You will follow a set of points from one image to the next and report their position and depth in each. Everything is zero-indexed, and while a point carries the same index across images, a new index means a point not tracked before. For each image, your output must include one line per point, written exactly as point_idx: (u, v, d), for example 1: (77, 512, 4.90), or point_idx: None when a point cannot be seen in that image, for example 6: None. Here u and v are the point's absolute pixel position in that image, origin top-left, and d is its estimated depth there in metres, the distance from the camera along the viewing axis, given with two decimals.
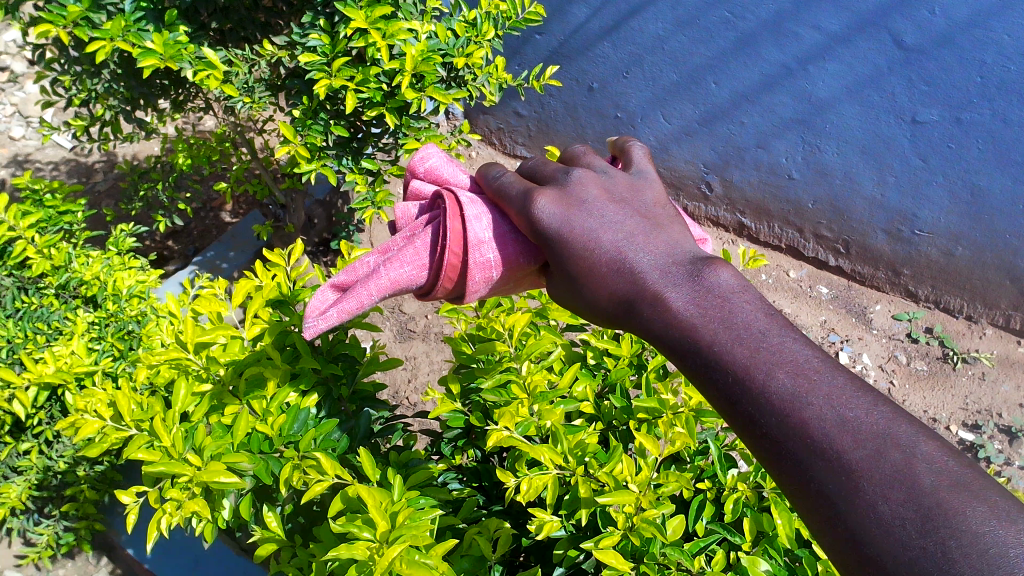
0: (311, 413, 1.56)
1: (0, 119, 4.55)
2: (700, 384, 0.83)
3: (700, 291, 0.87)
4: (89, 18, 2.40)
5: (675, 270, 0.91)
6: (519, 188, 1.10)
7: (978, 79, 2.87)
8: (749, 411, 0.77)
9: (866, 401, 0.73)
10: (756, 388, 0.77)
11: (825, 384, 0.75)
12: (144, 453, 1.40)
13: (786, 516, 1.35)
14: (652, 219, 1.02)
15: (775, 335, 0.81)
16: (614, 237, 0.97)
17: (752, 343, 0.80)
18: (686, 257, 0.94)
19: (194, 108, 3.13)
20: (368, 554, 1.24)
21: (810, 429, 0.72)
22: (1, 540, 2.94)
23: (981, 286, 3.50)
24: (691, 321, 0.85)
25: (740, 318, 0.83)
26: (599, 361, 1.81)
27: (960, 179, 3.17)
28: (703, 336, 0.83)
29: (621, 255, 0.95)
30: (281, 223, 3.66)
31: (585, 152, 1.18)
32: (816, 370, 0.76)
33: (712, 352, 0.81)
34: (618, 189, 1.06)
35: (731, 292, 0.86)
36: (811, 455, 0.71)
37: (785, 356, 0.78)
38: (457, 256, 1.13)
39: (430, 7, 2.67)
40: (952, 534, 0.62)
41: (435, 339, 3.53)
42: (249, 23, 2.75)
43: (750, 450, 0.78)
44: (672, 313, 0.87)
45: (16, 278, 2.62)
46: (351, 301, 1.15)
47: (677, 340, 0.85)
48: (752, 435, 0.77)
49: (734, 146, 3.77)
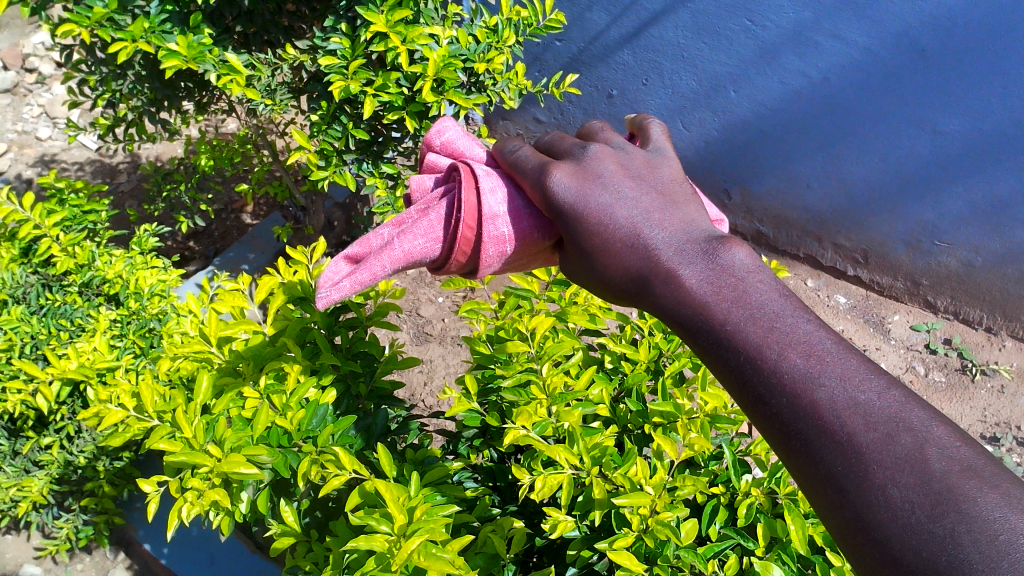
0: (329, 409, 1.57)
1: (28, 119, 4.63)
2: (712, 362, 0.85)
3: (713, 270, 0.88)
4: (116, 20, 2.44)
5: (690, 248, 0.92)
6: (535, 163, 1.11)
7: (999, 89, 2.86)
8: (759, 391, 0.78)
9: (880, 382, 0.74)
10: (768, 367, 0.78)
11: (837, 365, 0.76)
12: (166, 444, 1.43)
13: (800, 522, 1.34)
14: (668, 196, 1.03)
15: (789, 316, 0.82)
16: (629, 214, 0.98)
17: (765, 323, 0.81)
18: (702, 235, 0.95)
19: (217, 110, 3.17)
20: (386, 547, 1.26)
21: (821, 410, 0.73)
22: (21, 533, 2.99)
23: (1001, 298, 3.48)
24: (704, 299, 0.86)
25: (753, 299, 0.84)
26: (616, 365, 1.82)
27: (979, 190, 3.16)
28: (715, 315, 0.84)
29: (636, 231, 0.97)
30: (301, 225, 3.71)
31: (604, 129, 1.20)
32: (829, 351, 0.77)
33: (726, 332, 0.82)
34: (635, 165, 1.07)
35: (746, 272, 0.87)
36: (822, 436, 0.72)
37: (799, 336, 0.79)
38: (472, 230, 1.15)
39: (451, 14, 2.70)
40: (962, 518, 0.62)
41: (451, 343, 3.56)
42: (273, 28, 2.78)
43: (760, 429, 0.80)
44: (685, 291, 0.88)
45: (41, 275, 2.68)
46: (364, 272, 1.19)
47: (690, 318, 0.86)
48: (762, 414, 0.78)
49: (752, 153, 3.78)
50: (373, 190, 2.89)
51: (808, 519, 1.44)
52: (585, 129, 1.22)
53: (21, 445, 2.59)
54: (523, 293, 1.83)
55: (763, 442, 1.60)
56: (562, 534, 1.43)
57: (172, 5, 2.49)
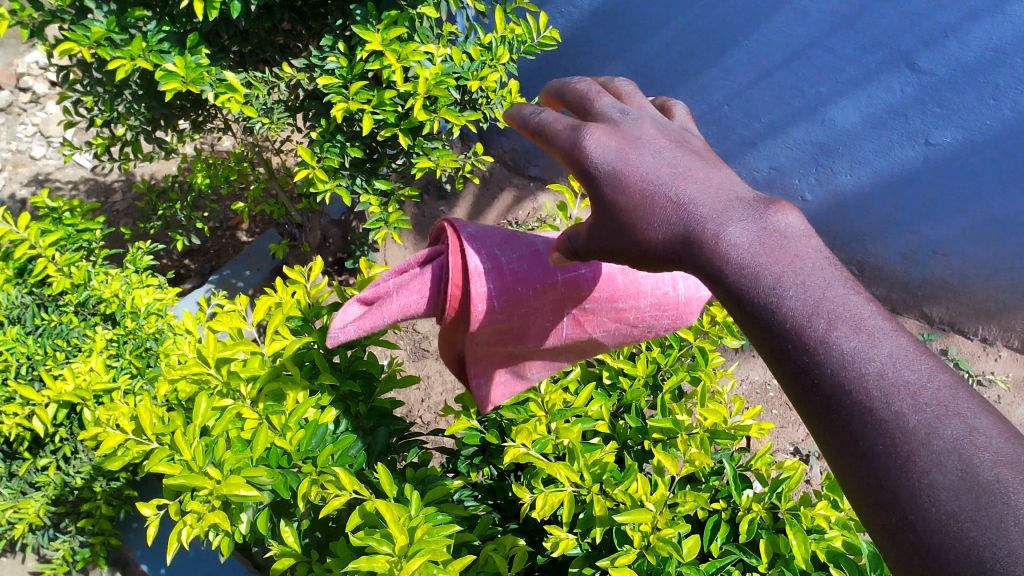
0: (327, 429, 1.58)
1: (22, 139, 4.63)
2: (745, 326, 0.80)
3: (754, 227, 0.83)
4: (113, 41, 2.43)
5: (726, 203, 0.88)
6: (557, 112, 1.08)
7: (992, 101, 2.89)
8: (798, 358, 0.73)
9: (929, 364, 0.70)
10: (811, 333, 0.73)
11: (886, 341, 0.71)
12: (166, 465, 1.42)
13: (801, 537, 1.37)
14: (700, 156, 0.99)
15: (835, 284, 0.77)
16: (662, 166, 0.94)
17: (812, 287, 0.77)
18: (736, 190, 0.91)
19: (213, 129, 3.16)
20: (388, 567, 1.25)
21: (867, 385, 0.69)
22: (16, 554, 2.97)
23: (997, 310, 3.50)
24: (744, 256, 0.81)
25: (797, 262, 0.79)
26: (614, 381, 1.83)
27: (973, 202, 3.19)
28: (754, 272, 0.79)
29: (669, 181, 0.92)
30: (298, 242, 3.71)
31: (635, 87, 1.16)
32: (877, 324, 0.73)
33: (765, 291, 0.78)
34: (669, 127, 1.04)
35: (790, 234, 0.83)
36: (863, 412, 0.68)
37: (847, 304, 0.75)
38: (459, 290, 1.19)
39: (446, 32, 2.72)
40: (1012, 516, 0.59)
41: (449, 359, 3.56)
42: (269, 46, 2.78)
43: (790, 400, 0.75)
44: (719, 244, 0.83)
45: (36, 296, 2.67)
46: (365, 323, 1.24)
47: (722, 273, 0.82)
48: (796, 382, 0.74)
49: (747, 167, 3.79)
50: (368, 207, 2.91)
51: (810, 535, 1.43)
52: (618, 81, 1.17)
53: (18, 468, 2.57)
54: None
55: (763, 457, 1.60)
56: (564, 551, 1.43)
57: (169, 25, 2.49)
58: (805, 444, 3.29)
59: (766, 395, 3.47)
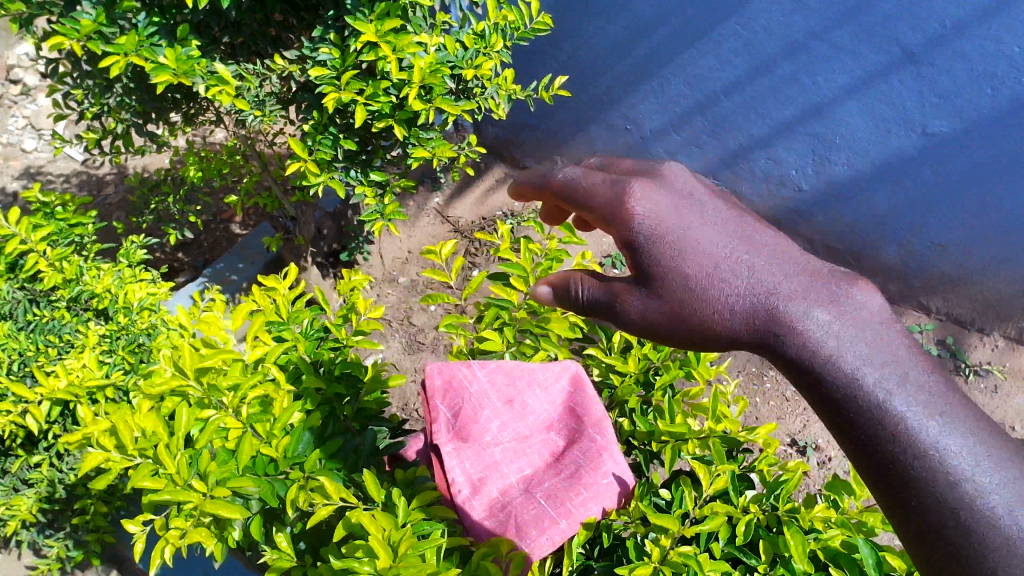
0: (313, 431, 1.62)
1: (12, 131, 4.58)
2: (847, 438, 1.21)
3: (850, 359, 1.23)
4: (102, 34, 2.40)
5: (825, 334, 1.27)
6: (657, 227, 1.42)
7: (990, 91, 2.87)
8: (890, 469, 1.15)
9: (990, 482, 1.10)
10: (906, 458, 1.14)
11: (961, 468, 1.11)
12: (151, 481, 1.39)
13: (799, 537, 1.37)
14: (788, 274, 1.37)
15: (921, 418, 1.16)
16: (763, 295, 1.34)
17: (903, 420, 1.16)
18: (834, 319, 1.29)
19: (205, 121, 3.13)
20: None
21: (954, 503, 1.09)
22: (11, 551, 2.95)
23: (994, 299, 3.51)
24: (850, 389, 1.21)
25: (889, 396, 1.19)
26: (607, 376, 1.92)
27: (971, 192, 3.20)
28: (860, 406, 1.19)
29: (769, 310, 1.33)
30: (292, 233, 3.63)
31: (694, 181, 1.54)
32: (951, 449, 1.13)
33: (871, 422, 1.18)
34: (755, 247, 1.42)
35: (879, 368, 1.22)
36: (952, 523, 1.09)
37: (929, 435, 1.14)
38: None
39: (439, 21, 2.68)
40: None
41: (445, 351, 3.55)
42: (260, 38, 2.75)
43: (881, 496, 1.17)
44: (824, 373, 1.24)
45: (27, 291, 2.64)
46: None
47: (831, 399, 1.22)
48: (887, 484, 1.15)
49: (743, 159, 3.76)
50: (363, 199, 2.89)
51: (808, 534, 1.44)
52: (674, 188, 1.50)
53: (10, 465, 2.55)
54: (501, 305, 1.87)
55: (767, 458, 1.62)
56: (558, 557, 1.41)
57: (158, 17, 2.45)
58: (802, 435, 3.29)
59: (763, 386, 3.45)
